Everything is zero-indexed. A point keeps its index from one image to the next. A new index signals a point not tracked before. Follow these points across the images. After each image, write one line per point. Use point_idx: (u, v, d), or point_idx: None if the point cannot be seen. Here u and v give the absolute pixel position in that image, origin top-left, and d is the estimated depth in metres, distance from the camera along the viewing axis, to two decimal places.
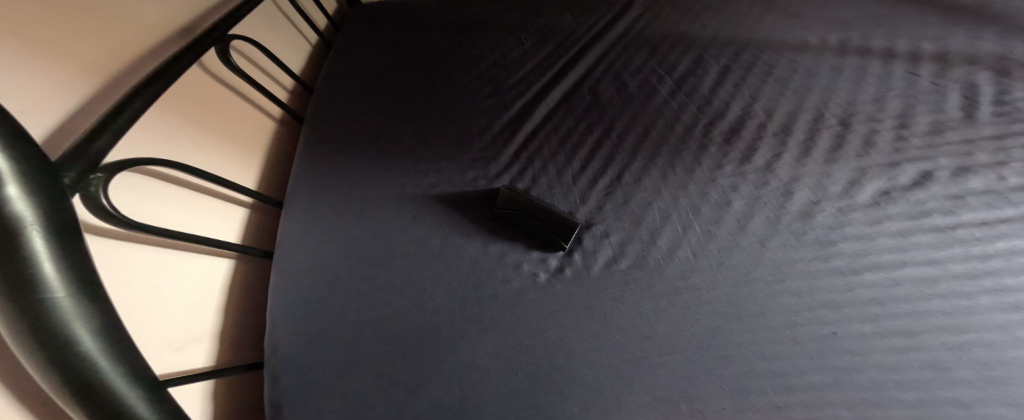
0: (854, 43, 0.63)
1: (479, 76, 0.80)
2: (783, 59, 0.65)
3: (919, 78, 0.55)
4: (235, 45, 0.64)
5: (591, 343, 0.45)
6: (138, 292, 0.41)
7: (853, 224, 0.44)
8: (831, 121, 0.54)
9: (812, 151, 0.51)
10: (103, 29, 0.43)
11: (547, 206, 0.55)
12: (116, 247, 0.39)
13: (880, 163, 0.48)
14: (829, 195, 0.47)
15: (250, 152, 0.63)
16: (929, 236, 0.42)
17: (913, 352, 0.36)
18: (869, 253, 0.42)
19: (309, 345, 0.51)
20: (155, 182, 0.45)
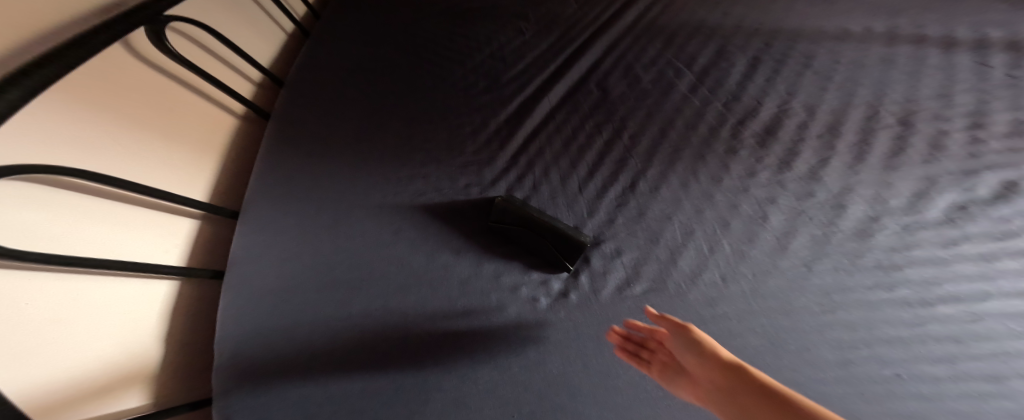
0: (906, 31, 0.57)
1: (473, 68, 0.71)
2: (821, 49, 0.57)
3: (991, 68, 0.50)
4: (186, 28, 0.53)
5: (598, 381, 0.39)
6: (64, 332, 0.32)
7: (922, 246, 0.37)
8: (890, 120, 0.47)
9: (867, 155, 0.44)
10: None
11: (550, 219, 0.47)
12: (41, 285, 0.30)
13: (954, 171, 0.41)
14: (891, 210, 0.40)
15: (200, 152, 0.54)
16: (1019, 262, 0.35)
17: (997, 401, 0.30)
18: (943, 281, 0.35)
19: (258, 381, 0.41)
20: (77, 195, 0.35)
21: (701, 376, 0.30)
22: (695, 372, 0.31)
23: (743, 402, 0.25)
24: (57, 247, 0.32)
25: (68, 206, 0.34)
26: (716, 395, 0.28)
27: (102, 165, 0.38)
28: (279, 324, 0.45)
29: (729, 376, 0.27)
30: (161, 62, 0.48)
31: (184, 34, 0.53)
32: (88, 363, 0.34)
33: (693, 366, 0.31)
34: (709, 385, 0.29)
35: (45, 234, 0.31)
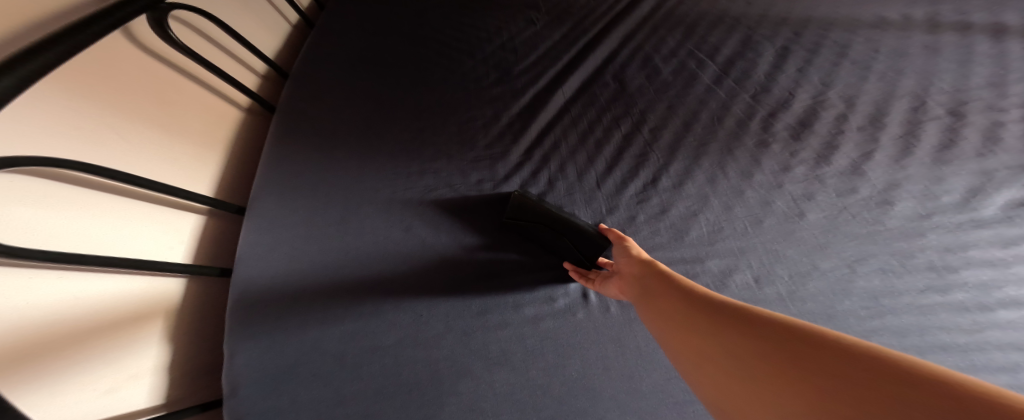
0: (948, 18, 0.54)
1: (485, 59, 0.69)
2: (857, 38, 0.54)
3: None
4: (189, 17, 0.51)
5: (622, 384, 0.39)
6: (54, 333, 0.30)
7: (978, 245, 0.35)
8: (941, 112, 0.45)
9: (914, 148, 0.42)
10: None
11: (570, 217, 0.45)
12: (32, 286, 0.28)
13: (1010, 165, 0.39)
14: (944, 208, 0.38)
15: (206, 147, 0.52)
16: None
17: None
18: (1002, 284, 0.34)
19: (273, 383, 0.40)
20: (79, 192, 0.33)
21: (625, 272, 0.38)
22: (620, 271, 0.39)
23: (648, 285, 0.33)
24: (57, 245, 0.31)
25: (56, 198, 0.31)
26: (631, 283, 0.36)
27: (99, 157, 0.36)
28: (290, 323, 0.43)
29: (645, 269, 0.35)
30: (165, 52, 0.46)
31: (185, 22, 0.50)
32: (84, 364, 0.33)
33: (620, 267, 0.39)
34: (629, 276, 0.36)
35: (43, 232, 0.29)
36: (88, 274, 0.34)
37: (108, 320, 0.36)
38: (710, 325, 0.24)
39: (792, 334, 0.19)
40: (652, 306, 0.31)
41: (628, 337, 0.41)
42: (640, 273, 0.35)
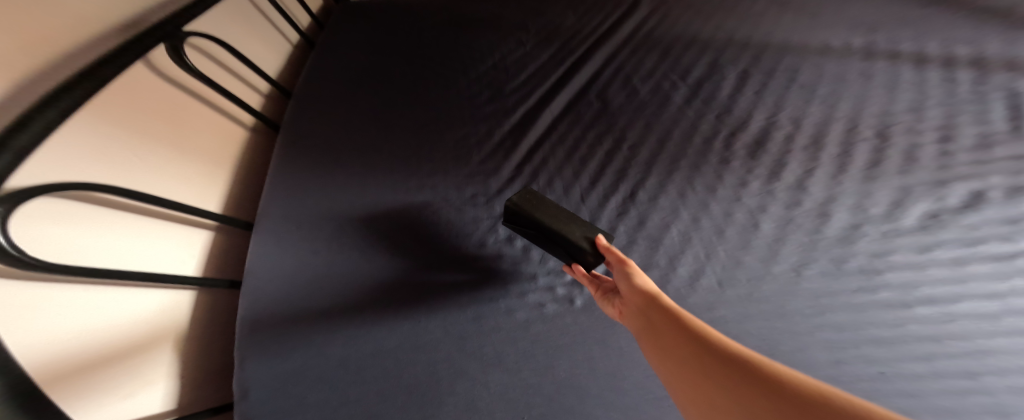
0: (881, 46, 0.60)
1: (478, 79, 0.73)
2: (806, 63, 0.60)
3: (958, 85, 0.51)
4: (204, 44, 0.56)
5: (606, 381, 0.41)
6: (86, 344, 0.33)
7: (898, 251, 0.39)
8: (867, 133, 0.49)
9: (849, 165, 0.46)
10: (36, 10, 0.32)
11: (560, 232, 0.44)
12: (68, 297, 0.32)
13: (925, 182, 0.43)
14: (872, 218, 0.42)
15: (217, 166, 0.55)
16: (988, 266, 0.37)
17: (974, 395, 0.31)
18: (919, 284, 0.37)
19: (281, 386, 0.43)
20: (106, 211, 0.37)
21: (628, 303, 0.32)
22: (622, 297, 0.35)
23: (653, 323, 0.27)
24: (86, 260, 0.34)
25: (77, 218, 0.33)
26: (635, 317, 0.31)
27: (119, 178, 0.38)
28: (298, 330, 0.46)
29: (649, 303, 0.29)
30: (180, 79, 0.50)
31: (197, 47, 0.54)
32: (113, 371, 0.36)
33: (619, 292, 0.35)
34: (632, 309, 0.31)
35: (75, 248, 0.33)
36: (112, 286, 0.37)
37: (129, 329, 0.39)
38: (674, 347, 0.23)
39: (785, 392, 0.14)
40: (653, 344, 0.26)
41: (611, 338, 0.45)
42: (642, 303, 0.30)
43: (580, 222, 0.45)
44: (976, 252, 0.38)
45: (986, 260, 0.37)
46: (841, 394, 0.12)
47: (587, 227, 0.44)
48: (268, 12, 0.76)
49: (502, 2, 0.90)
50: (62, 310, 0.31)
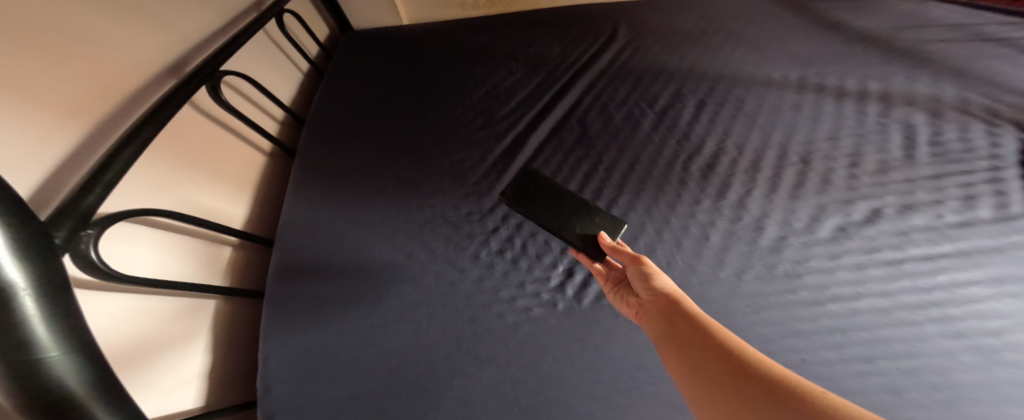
0: (812, 80, 0.67)
1: (472, 106, 0.82)
2: (751, 94, 0.69)
3: (866, 117, 0.58)
4: (230, 80, 0.64)
5: (585, 374, 0.49)
6: (131, 343, 0.40)
7: (816, 258, 0.48)
8: (793, 158, 0.57)
9: (778, 187, 0.54)
10: (92, 72, 0.42)
11: (564, 228, 0.49)
12: (116, 303, 0.39)
13: (837, 200, 0.51)
14: (794, 231, 0.50)
15: (240, 188, 0.62)
16: (881, 270, 0.45)
17: (874, 376, 0.40)
18: (831, 285, 0.46)
19: (306, 382, 0.50)
20: (153, 232, 0.45)
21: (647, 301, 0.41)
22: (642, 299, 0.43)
23: (672, 320, 0.36)
24: (133, 272, 0.42)
25: (134, 239, 0.42)
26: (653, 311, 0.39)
27: (164, 202, 0.47)
28: (314, 333, 0.54)
29: (670, 304, 0.38)
30: (211, 111, 0.58)
31: (230, 85, 0.63)
32: (154, 367, 0.42)
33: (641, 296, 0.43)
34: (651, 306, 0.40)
35: (125, 262, 0.41)
36: (154, 296, 0.44)
37: (169, 332, 0.45)
38: (695, 342, 0.32)
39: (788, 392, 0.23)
40: (670, 334, 0.35)
41: (588, 337, 0.52)
42: (664, 303, 0.38)
43: (580, 217, 0.50)
44: (874, 259, 0.46)
45: (881, 266, 0.46)
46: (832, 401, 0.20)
47: (586, 223, 0.50)
48: (282, 46, 0.84)
49: (494, 33, 1.00)
50: (120, 311, 0.39)
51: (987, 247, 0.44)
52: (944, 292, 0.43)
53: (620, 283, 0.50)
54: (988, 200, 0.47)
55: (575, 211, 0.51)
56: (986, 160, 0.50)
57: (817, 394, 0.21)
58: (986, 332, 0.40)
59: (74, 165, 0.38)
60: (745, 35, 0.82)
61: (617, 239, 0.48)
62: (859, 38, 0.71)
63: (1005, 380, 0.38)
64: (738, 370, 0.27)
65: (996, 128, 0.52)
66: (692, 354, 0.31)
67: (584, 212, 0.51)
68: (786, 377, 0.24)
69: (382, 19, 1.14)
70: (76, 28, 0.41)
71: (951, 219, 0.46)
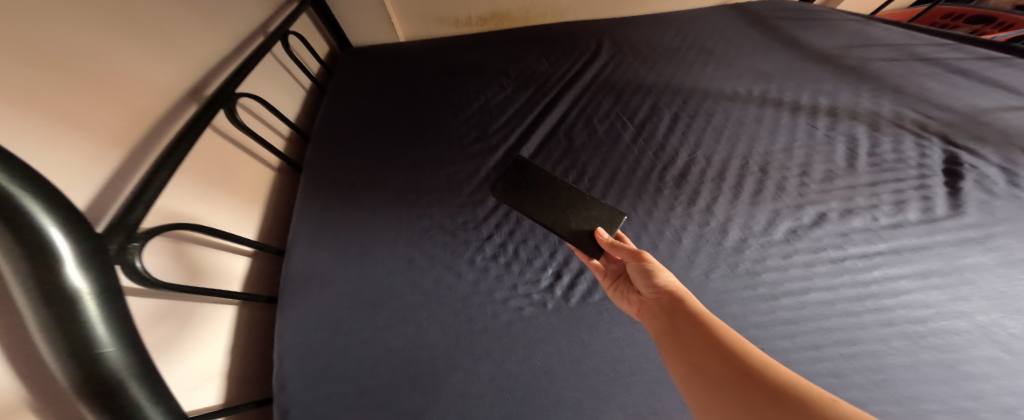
0: (772, 95, 0.75)
1: (467, 120, 0.88)
2: (719, 108, 0.76)
3: (815, 130, 0.66)
4: (244, 102, 0.70)
5: (572, 367, 0.54)
6: (157, 344, 0.44)
7: (772, 257, 0.55)
8: (754, 168, 0.64)
9: (740, 194, 0.62)
10: (132, 101, 0.49)
11: (557, 222, 0.56)
12: (147, 308, 0.44)
13: (789, 205, 0.59)
14: (754, 233, 0.57)
15: (251, 202, 0.67)
16: (825, 266, 0.53)
17: (822, 362, 0.47)
18: (784, 281, 0.53)
19: (319, 380, 0.55)
20: (177, 244, 0.50)
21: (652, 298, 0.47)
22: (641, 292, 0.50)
23: (673, 315, 0.42)
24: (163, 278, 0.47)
25: (164, 250, 0.48)
26: (657, 307, 0.45)
27: (186, 216, 0.52)
28: (324, 335, 0.58)
29: (672, 302, 0.44)
30: (227, 132, 0.64)
31: (241, 106, 0.69)
32: (178, 366, 0.47)
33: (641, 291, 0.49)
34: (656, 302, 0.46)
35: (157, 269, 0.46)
36: (177, 302, 0.49)
37: (191, 335, 0.50)
38: (693, 335, 0.38)
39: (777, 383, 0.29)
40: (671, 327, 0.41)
41: (575, 333, 0.57)
42: (667, 301, 0.44)
43: (576, 213, 0.56)
44: (820, 257, 0.53)
45: (826, 263, 0.53)
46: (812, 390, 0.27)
47: (581, 218, 0.56)
48: (286, 65, 0.89)
49: (486, 49, 1.05)
50: (153, 318, 0.45)
51: (912, 246, 0.52)
52: (879, 286, 0.50)
53: (619, 277, 0.56)
54: (914, 204, 0.55)
55: (570, 206, 0.57)
56: (914, 169, 0.58)
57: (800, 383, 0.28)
58: (912, 320, 0.48)
59: (122, 183, 0.45)
60: (716, 51, 0.89)
61: (615, 234, 0.54)
62: (813, 58, 0.80)
63: (928, 361, 0.45)
64: (730, 359, 0.34)
65: (924, 140, 0.61)
66: (689, 344, 0.38)
67: (580, 207, 0.56)
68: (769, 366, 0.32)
69: (378, 35, 1.19)
70: (109, 63, 0.47)
71: (884, 221, 0.55)
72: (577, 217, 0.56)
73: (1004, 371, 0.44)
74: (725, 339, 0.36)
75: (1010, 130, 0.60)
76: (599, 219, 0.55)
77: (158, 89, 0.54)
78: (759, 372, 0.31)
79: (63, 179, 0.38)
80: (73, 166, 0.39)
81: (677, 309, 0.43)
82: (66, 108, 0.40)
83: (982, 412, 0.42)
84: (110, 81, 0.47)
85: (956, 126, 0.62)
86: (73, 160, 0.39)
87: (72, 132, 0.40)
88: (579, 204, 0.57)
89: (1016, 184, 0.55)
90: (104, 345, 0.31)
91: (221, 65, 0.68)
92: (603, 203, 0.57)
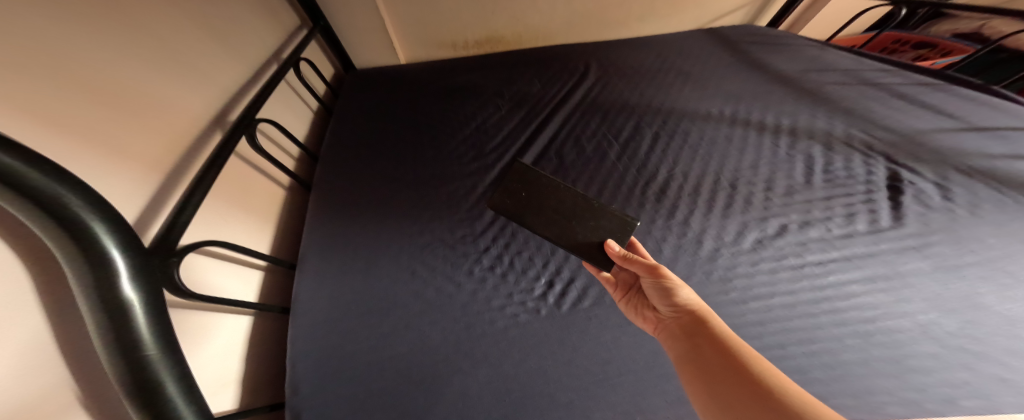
0: (742, 115, 0.84)
1: (464, 140, 0.94)
2: (694, 127, 0.84)
3: (779, 149, 0.76)
4: (262, 128, 0.77)
5: (564, 368, 0.59)
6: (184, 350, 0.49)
7: (740, 265, 0.62)
8: (725, 184, 0.72)
9: (713, 207, 0.69)
10: (170, 128, 0.56)
11: (564, 234, 0.58)
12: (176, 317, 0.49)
13: (755, 218, 0.67)
14: (725, 243, 0.65)
15: (264, 219, 0.73)
16: (787, 273, 0.60)
17: (787, 359, 0.53)
18: (752, 287, 0.60)
19: (329, 385, 0.59)
20: (202, 258, 0.55)
21: (674, 316, 0.51)
22: (655, 303, 0.55)
23: (696, 334, 0.46)
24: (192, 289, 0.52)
25: (191, 264, 0.53)
26: (680, 325, 0.49)
27: (208, 234, 0.57)
28: (333, 342, 0.63)
29: (696, 322, 0.48)
30: (245, 157, 0.70)
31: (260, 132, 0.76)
32: (200, 371, 0.52)
33: (656, 303, 0.55)
34: (679, 321, 0.50)
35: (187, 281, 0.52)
36: (202, 311, 0.54)
37: (213, 342, 0.55)
38: (714, 354, 0.42)
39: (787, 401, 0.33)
40: (694, 344, 0.45)
41: (567, 336, 0.62)
42: (689, 320, 0.48)
43: (583, 224, 0.59)
44: (782, 264, 0.61)
45: (788, 270, 0.61)
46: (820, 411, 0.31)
47: (590, 229, 0.58)
48: (296, 90, 0.96)
49: (482, 72, 1.13)
50: (182, 326, 0.50)
51: (861, 253, 0.60)
52: (833, 290, 0.58)
53: (631, 289, 0.62)
54: (863, 216, 0.64)
55: (577, 217, 0.59)
56: (863, 184, 0.68)
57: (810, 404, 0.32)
58: (863, 320, 0.55)
59: (164, 200, 0.51)
60: (692, 73, 0.98)
61: (626, 246, 0.56)
62: (778, 81, 0.89)
63: (877, 357, 0.52)
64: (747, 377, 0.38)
65: (871, 159, 0.71)
66: (711, 361, 0.42)
67: (587, 217, 0.59)
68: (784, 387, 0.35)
69: (381, 59, 1.26)
70: (152, 97, 0.54)
71: (837, 232, 0.63)
72: (584, 228, 0.59)
73: (942, 365, 0.50)
74: (745, 358, 0.40)
75: (943, 149, 0.70)
76: (608, 229, 0.58)
77: (191, 116, 0.61)
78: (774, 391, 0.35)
79: (116, 199, 0.45)
80: (123, 188, 0.46)
81: (700, 328, 0.46)
82: (116, 138, 0.47)
83: (927, 402, 0.47)
84: (153, 112, 0.54)
85: (897, 146, 0.72)
86: (122, 183, 0.46)
87: (121, 159, 0.47)
88: (586, 214, 0.59)
89: (948, 198, 0.64)
90: (148, 348, 0.36)
91: (244, 91, 0.76)
92: (609, 210, 0.58)
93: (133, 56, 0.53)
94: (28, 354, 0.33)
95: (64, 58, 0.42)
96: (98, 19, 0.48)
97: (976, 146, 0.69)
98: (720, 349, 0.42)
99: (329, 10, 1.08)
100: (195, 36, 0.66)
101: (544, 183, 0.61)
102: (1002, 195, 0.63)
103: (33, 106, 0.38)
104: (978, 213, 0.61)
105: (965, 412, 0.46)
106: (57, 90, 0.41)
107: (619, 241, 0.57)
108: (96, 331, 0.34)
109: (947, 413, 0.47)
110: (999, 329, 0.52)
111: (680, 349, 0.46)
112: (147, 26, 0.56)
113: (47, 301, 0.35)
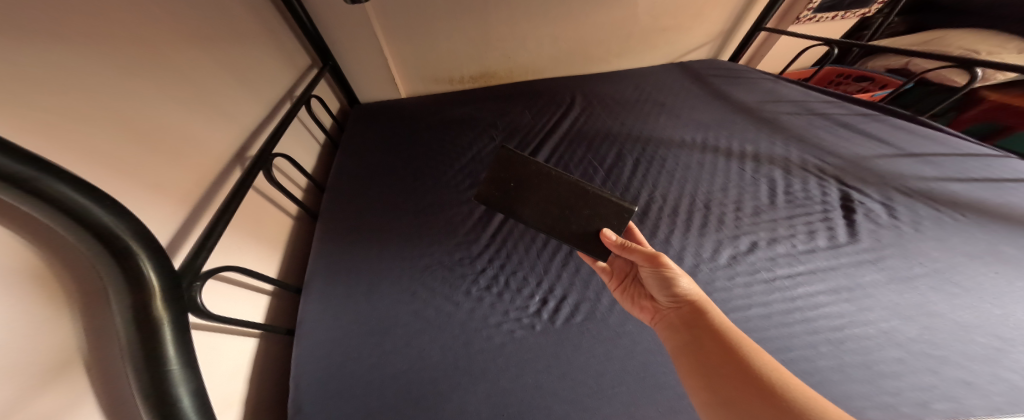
0: (711, 142, 0.96)
1: (461, 168, 1.01)
2: (671, 154, 0.94)
3: (745, 172, 0.87)
4: (277, 164, 0.84)
5: (559, 382, 0.62)
6: None
7: (719, 279, 0.68)
8: (700, 205, 0.81)
9: (691, 227, 0.77)
10: (198, 163, 0.63)
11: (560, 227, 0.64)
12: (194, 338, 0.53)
13: (728, 236, 0.74)
14: (704, 259, 0.71)
15: (273, 246, 0.78)
16: (760, 286, 0.66)
17: None
18: (731, 300, 0.65)
19: (332, 406, 0.61)
20: (218, 283, 0.60)
21: (676, 308, 0.56)
22: (654, 293, 0.60)
23: (697, 327, 0.51)
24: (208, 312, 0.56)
25: (208, 290, 0.57)
26: (683, 316, 0.54)
27: (222, 260, 0.61)
28: (336, 361, 0.65)
29: (698, 315, 0.52)
30: (261, 188, 0.76)
31: (275, 166, 0.83)
32: (213, 391, 0.55)
33: (655, 293, 0.60)
34: (682, 313, 0.55)
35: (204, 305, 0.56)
36: (214, 333, 0.57)
37: (224, 363, 0.58)
38: (715, 345, 0.48)
39: (782, 394, 0.39)
40: (697, 336, 0.50)
41: (560, 351, 0.65)
42: (692, 311, 0.53)
43: (579, 214, 0.64)
44: (755, 277, 0.67)
45: (761, 283, 0.67)
46: (810, 408, 0.37)
47: (584, 217, 0.64)
48: (307, 124, 1.05)
49: (477, 104, 1.22)
50: (197, 347, 0.53)
51: (824, 266, 0.68)
52: (803, 300, 0.64)
53: (626, 279, 0.68)
54: (823, 233, 0.73)
55: (576, 210, 0.64)
56: (821, 204, 0.78)
57: (796, 396, 0.38)
58: (832, 328, 0.60)
59: (195, 228, 0.58)
60: (667, 106, 1.10)
61: (622, 237, 0.61)
62: (743, 113, 1.04)
63: (849, 363, 0.56)
64: (744, 369, 0.43)
65: (825, 182, 0.82)
66: (712, 352, 0.47)
67: (586, 209, 0.64)
68: (773, 377, 0.41)
69: (384, 94, 1.37)
70: (187, 137, 0.62)
71: (802, 247, 0.71)
72: (581, 218, 0.64)
73: (910, 369, 0.55)
74: (743, 350, 0.45)
75: (885, 172, 0.82)
76: (606, 219, 0.63)
77: (215, 153, 0.68)
78: (768, 381, 0.41)
79: (156, 228, 0.51)
80: (161, 218, 0.52)
81: (702, 321, 0.51)
82: (159, 174, 0.54)
83: (903, 406, 0.51)
84: (187, 150, 0.61)
85: (846, 170, 0.84)
86: (160, 212, 0.52)
87: (161, 192, 0.53)
88: (580, 203, 0.64)
89: (894, 216, 0.74)
90: (170, 363, 0.40)
91: (263, 128, 0.84)
92: (603, 198, 0.63)
93: (173, 102, 0.61)
94: (58, 363, 0.36)
95: (109, 106, 0.49)
96: (138, 70, 0.55)
97: (913, 170, 0.82)
98: (716, 338, 0.48)
99: (337, 51, 1.19)
100: (225, 80, 0.74)
101: (533, 170, 0.66)
102: (941, 214, 0.74)
103: (71, 145, 0.43)
104: (920, 229, 0.71)
105: (938, 414, 0.50)
106: (106, 134, 0.48)
107: (615, 229, 0.62)
108: (127, 344, 0.37)
109: (922, 416, 0.50)
110: (955, 335, 0.58)
111: (678, 340, 0.52)
112: (185, 75, 0.65)
113: (86, 322, 0.39)
